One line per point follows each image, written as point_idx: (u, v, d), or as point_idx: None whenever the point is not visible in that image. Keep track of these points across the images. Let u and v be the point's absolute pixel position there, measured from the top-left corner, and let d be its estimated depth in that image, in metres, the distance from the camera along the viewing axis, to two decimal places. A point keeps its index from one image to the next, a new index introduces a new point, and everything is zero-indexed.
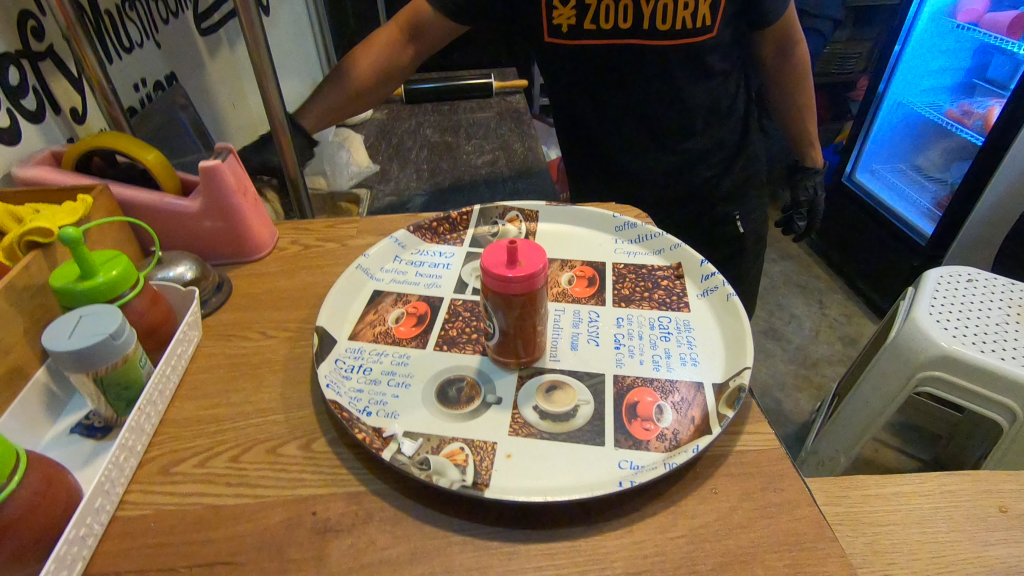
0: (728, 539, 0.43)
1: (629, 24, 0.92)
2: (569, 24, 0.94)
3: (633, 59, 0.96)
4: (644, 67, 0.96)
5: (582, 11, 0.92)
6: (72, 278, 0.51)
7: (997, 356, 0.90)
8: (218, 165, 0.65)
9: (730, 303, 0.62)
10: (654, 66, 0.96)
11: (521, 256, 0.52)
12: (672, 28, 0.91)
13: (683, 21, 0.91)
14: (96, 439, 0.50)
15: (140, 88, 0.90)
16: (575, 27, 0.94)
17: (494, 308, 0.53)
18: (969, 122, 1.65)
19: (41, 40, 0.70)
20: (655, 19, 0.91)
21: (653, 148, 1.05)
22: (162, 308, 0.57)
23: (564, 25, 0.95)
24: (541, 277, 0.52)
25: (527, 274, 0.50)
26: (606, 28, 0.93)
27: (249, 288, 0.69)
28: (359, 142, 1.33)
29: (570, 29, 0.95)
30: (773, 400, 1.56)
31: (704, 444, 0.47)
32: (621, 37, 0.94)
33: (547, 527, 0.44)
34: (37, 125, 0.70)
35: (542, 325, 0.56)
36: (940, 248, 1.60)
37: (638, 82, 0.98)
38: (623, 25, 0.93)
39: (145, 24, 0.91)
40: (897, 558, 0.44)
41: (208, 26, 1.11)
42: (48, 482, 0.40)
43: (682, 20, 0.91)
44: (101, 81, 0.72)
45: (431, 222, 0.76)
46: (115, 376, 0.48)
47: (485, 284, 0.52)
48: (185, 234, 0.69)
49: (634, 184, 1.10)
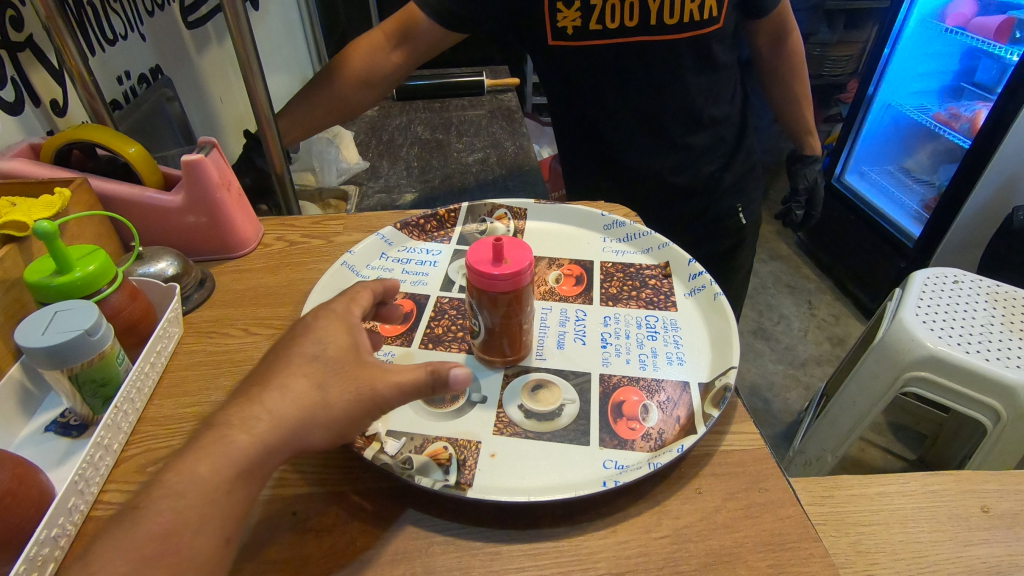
0: (712, 539, 0.42)
1: (636, 21, 0.92)
2: (575, 26, 0.93)
3: (632, 58, 0.96)
4: (642, 65, 0.96)
5: (586, 12, 0.91)
6: (48, 273, 0.50)
7: (982, 357, 0.91)
8: (201, 158, 0.64)
9: (718, 302, 0.62)
10: (649, 63, 0.96)
11: (507, 252, 0.52)
12: (679, 21, 0.92)
13: (690, 14, 0.92)
14: (72, 438, 0.49)
15: (124, 81, 0.88)
16: (579, 29, 0.93)
17: (479, 305, 0.52)
18: (957, 125, 1.66)
19: (20, 30, 0.68)
20: (662, 15, 0.91)
21: (645, 150, 1.04)
22: (142, 303, 0.56)
23: (569, 28, 0.93)
24: (527, 276, 0.51)
25: (513, 271, 0.50)
26: (612, 28, 0.93)
27: (233, 284, 0.68)
28: (349, 139, 1.34)
29: (574, 32, 0.93)
30: (761, 399, 1.57)
31: (689, 444, 0.47)
32: (626, 36, 0.94)
33: (530, 526, 0.44)
34: (16, 116, 0.69)
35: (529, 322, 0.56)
36: (928, 250, 1.60)
37: (633, 82, 0.98)
38: (629, 23, 0.92)
39: (130, 16, 0.89)
40: (880, 559, 0.44)
41: (195, 19, 1.09)
42: (18, 480, 0.40)
43: (688, 13, 0.92)
44: (82, 73, 0.70)
45: (418, 219, 0.75)
46: (90, 373, 0.47)
47: (470, 283, 0.52)
48: (169, 231, 0.68)
49: (627, 183, 1.10)
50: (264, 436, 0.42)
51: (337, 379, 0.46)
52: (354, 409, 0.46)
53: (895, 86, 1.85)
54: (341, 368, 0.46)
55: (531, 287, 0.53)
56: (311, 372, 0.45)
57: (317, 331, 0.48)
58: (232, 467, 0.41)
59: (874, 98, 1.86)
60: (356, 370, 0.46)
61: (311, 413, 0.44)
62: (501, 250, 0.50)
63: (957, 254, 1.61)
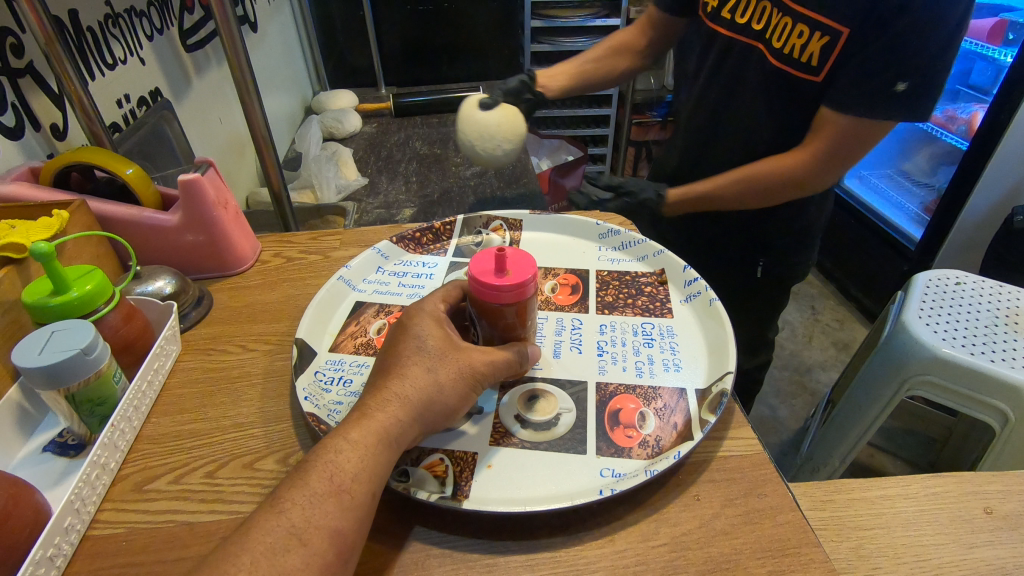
0: (710, 547, 0.42)
1: (761, 26, 0.90)
2: (717, 7, 0.97)
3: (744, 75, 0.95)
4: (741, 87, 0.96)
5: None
6: (45, 293, 0.50)
7: (988, 358, 0.90)
8: (197, 178, 0.65)
9: (713, 308, 0.62)
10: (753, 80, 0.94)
11: (510, 264, 0.52)
12: (783, 47, 0.87)
13: (794, 50, 0.86)
14: (69, 457, 0.49)
15: (124, 104, 0.90)
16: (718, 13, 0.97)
17: (478, 315, 0.53)
18: (954, 127, 1.66)
19: (20, 57, 0.70)
20: (776, 32, 0.88)
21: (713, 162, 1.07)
22: (138, 323, 0.56)
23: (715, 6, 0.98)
24: (527, 295, 0.51)
25: (513, 289, 0.50)
26: (740, 22, 0.93)
27: (230, 302, 0.68)
28: (348, 158, 1.37)
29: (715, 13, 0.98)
30: (767, 407, 1.55)
31: (687, 450, 0.47)
32: (746, 35, 0.93)
33: (527, 537, 0.43)
34: (16, 141, 0.70)
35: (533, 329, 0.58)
36: (930, 253, 1.60)
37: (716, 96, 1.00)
38: (754, 24, 0.91)
39: (129, 40, 0.91)
40: (882, 564, 0.43)
41: (194, 42, 1.11)
42: (14, 501, 0.39)
43: (791, 45, 0.86)
44: (81, 97, 0.72)
45: (414, 232, 0.76)
46: (87, 393, 0.47)
47: (471, 292, 0.52)
48: (167, 249, 0.69)
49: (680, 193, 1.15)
50: (395, 415, 0.44)
51: (443, 363, 0.47)
52: (467, 382, 0.48)
53: None
54: (443, 355, 0.48)
55: (535, 301, 0.54)
56: (421, 360, 0.47)
57: (415, 330, 0.49)
58: (377, 435, 0.43)
59: None
60: (455, 354, 0.48)
61: (430, 392, 0.46)
62: (505, 264, 0.50)
63: (960, 255, 1.60)
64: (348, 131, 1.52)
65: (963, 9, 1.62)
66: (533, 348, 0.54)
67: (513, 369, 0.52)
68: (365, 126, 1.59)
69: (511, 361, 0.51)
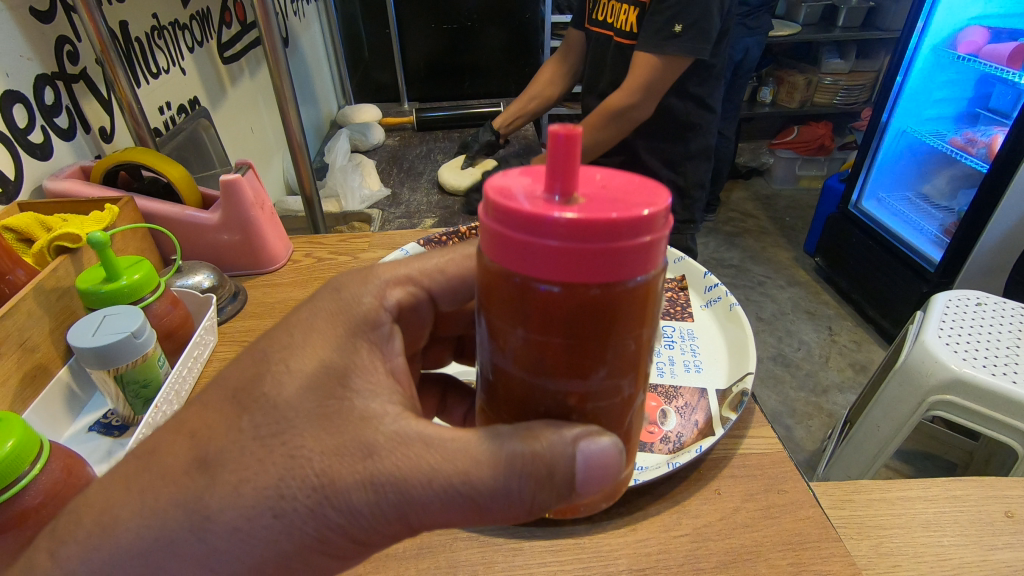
0: (731, 538, 0.43)
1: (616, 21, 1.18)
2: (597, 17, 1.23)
3: None
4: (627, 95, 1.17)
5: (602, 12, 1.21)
6: (97, 280, 0.53)
7: (1009, 379, 0.89)
8: (239, 177, 0.69)
9: (733, 313, 0.63)
10: None
11: (593, 190, 0.25)
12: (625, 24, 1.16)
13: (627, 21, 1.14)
14: (113, 437, 0.52)
15: (165, 111, 0.94)
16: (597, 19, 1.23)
17: (498, 333, 0.29)
18: (974, 151, 1.64)
19: (76, 64, 0.74)
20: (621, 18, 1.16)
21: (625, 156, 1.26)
22: (181, 311, 0.59)
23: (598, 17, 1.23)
24: (612, 263, 0.24)
25: (578, 231, 0.23)
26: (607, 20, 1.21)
27: (264, 298, 0.71)
28: (371, 168, 1.42)
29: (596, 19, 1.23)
30: (783, 426, 1.54)
31: (708, 445, 0.48)
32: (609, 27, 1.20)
33: (553, 523, 0.45)
34: (68, 141, 0.74)
35: (627, 398, 0.30)
36: (950, 275, 1.59)
37: None
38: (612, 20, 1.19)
39: (172, 52, 0.96)
40: (902, 562, 0.44)
41: (230, 54, 1.17)
42: (69, 471, 0.42)
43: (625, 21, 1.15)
44: (130, 101, 0.76)
45: (440, 236, 0.79)
46: (134, 374, 0.50)
47: (494, 249, 0.26)
48: (202, 244, 0.72)
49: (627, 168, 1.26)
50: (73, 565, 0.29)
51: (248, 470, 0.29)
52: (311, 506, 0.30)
53: (909, 113, 1.87)
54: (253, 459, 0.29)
55: (627, 315, 0.26)
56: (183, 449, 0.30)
57: None
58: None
59: (888, 125, 1.88)
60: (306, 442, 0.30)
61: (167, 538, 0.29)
62: (574, 174, 0.24)
63: (981, 278, 1.59)
64: (372, 142, 1.57)
65: (983, 34, 1.62)
66: (599, 443, 0.29)
67: (495, 489, 0.30)
68: (387, 139, 1.63)
69: (477, 484, 0.30)
